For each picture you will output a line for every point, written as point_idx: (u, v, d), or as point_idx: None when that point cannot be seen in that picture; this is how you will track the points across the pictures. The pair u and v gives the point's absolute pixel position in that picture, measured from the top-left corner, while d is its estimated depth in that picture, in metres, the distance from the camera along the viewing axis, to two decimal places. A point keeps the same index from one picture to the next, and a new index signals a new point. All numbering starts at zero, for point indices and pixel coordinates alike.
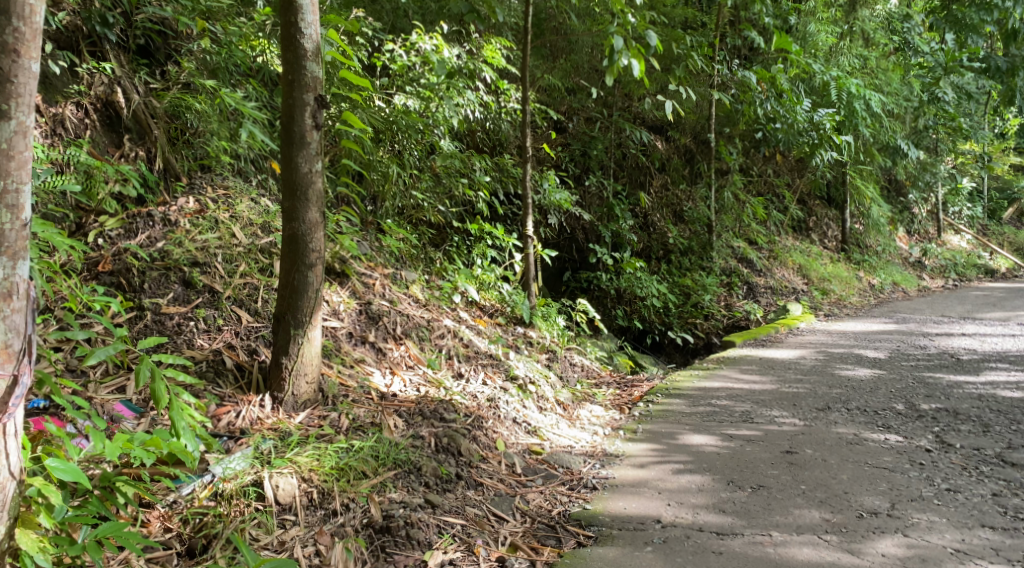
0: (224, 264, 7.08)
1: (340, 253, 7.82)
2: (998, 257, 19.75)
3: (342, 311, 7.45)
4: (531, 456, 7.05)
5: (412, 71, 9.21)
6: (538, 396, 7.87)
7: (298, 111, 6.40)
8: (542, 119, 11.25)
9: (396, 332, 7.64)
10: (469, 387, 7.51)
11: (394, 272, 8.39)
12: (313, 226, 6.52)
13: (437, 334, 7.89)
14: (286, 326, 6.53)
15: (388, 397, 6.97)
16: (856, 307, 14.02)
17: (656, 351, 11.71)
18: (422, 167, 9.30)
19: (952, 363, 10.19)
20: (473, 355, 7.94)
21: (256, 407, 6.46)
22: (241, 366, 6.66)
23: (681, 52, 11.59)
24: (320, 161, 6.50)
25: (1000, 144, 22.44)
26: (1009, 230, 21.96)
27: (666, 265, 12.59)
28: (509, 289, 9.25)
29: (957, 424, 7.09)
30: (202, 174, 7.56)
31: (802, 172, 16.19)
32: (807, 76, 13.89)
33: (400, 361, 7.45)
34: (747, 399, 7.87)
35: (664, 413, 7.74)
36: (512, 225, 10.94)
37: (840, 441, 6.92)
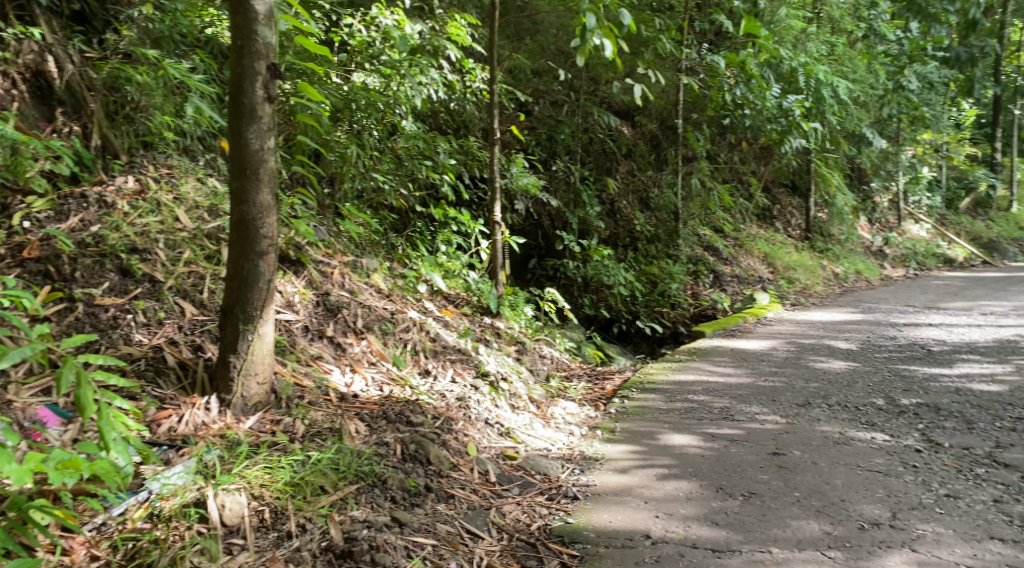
0: (166, 251, 6.63)
1: (295, 240, 7.38)
2: (957, 246, 19.62)
3: (297, 304, 7.04)
4: (505, 461, 6.69)
5: (373, 48, 8.78)
6: (510, 394, 7.50)
7: (249, 80, 5.96)
8: (509, 101, 10.88)
9: (356, 325, 7.25)
10: (436, 385, 7.15)
11: (354, 260, 7.97)
12: (264, 209, 6.09)
13: (402, 328, 7.49)
14: (235, 321, 6.11)
15: (347, 399, 6.59)
16: (822, 297, 13.80)
17: (623, 341, 11.39)
18: (382, 148, 9.03)
19: (923, 355, 9.92)
20: (439, 351, 7.53)
21: (201, 411, 6.05)
22: (185, 365, 6.23)
23: (650, 33, 11.25)
24: (272, 137, 6.06)
25: (957, 135, 22.39)
26: (966, 218, 21.43)
27: (633, 252, 12.23)
28: (476, 277, 8.94)
29: (941, 421, 6.83)
30: (143, 151, 7.11)
31: (768, 159, 15.92)
32: (775, 63, 13.64)
33: (361, 358, 7.07)
34: (725, 394, 7.58)
35: (640, 410, 7.43)
36: (478, 211, 10.56)
37: (827, 441, 6.64)
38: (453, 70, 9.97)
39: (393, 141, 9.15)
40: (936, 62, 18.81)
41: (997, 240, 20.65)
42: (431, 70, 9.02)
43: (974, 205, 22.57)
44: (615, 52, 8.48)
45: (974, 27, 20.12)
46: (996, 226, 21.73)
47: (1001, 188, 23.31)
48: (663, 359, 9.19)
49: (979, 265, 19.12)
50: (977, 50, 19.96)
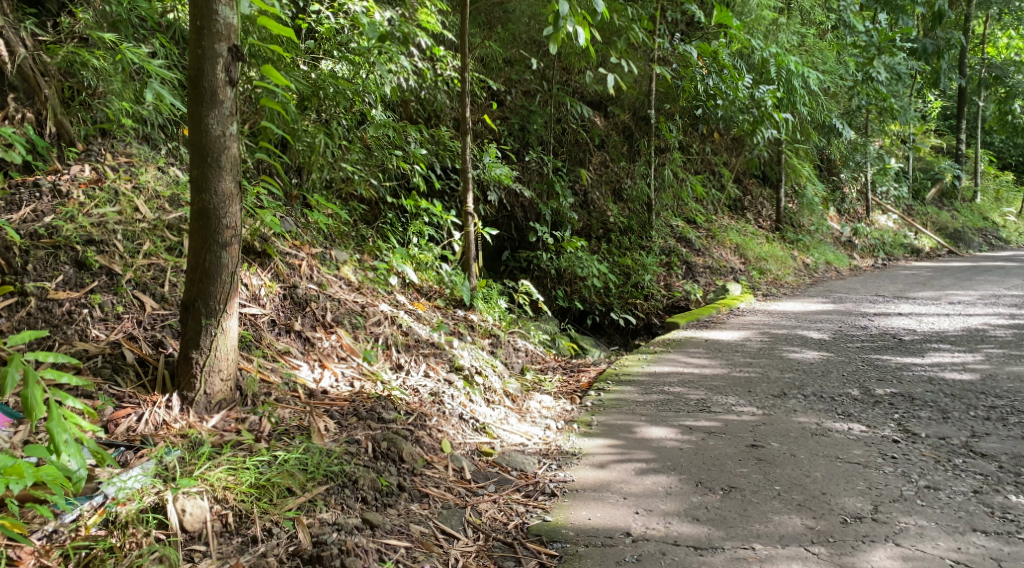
0: (125, 243, 6.46)
1: (261, 231, 7.21)
2: (923, 237, 19.71)
3: (263, 298, 6.89)
4: (480, 458, 6.57)
5: (341, 35, 8.67)
6: (484, 389, 7.39)
7: (209, 62, 5.81)
8: (481, 90, 10.73)
9: (325, 318, 7.10)
10: (408, 380, 7.01)
11: (323, 252, 7.81)
12: (226, 198, 5.94)
13: (372, 321, 7.36)
14: (197, 315, 5.95)
15: (315, 395, 6.46)
16: (792, 287, 13.79)
17: (595, 332, 11.36)
18: (351, 138, 8.85)
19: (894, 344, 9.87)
20: (411, 345, 7.39)
21: (161, 410, 5.89)
22: (144, 361, 6.07)
23: (622, 23, 11.16)
24: (234, 122, 5.92)
25: (923, 125, 22.48)
26: (932, 209, 21.51)
27: (606, 244, 12.12)
28: (448, 268, 8.84)
29: (916, 410, 6.79)
30: (100, 139, 6.90)
31: (738, 150, 15.87)
32: (747, 53, 13.56)
33: (331, 352, 6.92)
34: (700, 386, 7.50)
35: (616, 402, 7.34)
36: (450, 202, 10.43)
37: (804, 432, 6.58)
38: (423, 59, 9.91)
39: (362, 130, 8.97)
40: (905, 53, 18.84)
41: (962, 230, 20.77)
42: (402, 58, 8.93)
43: (939, 195, 22.69)
44: (588, 40, 8.42)
45: (941, 19, 20.19)
46: (961, 217, 21.86)
47: (965, 178, 23.45)
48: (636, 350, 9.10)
49: (945, 255, 19.22)
50: (944, 41, 20.03)
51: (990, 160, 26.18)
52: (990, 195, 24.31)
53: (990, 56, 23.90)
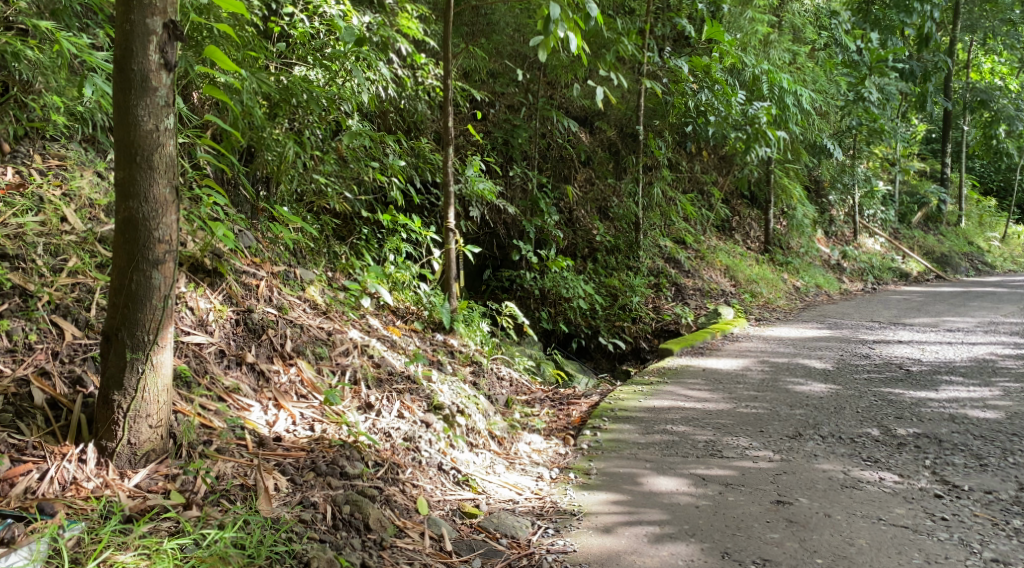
0: (46, 258, 5.82)
1: (215, 247, 6.54)
2: (911, 260, 19.15)
3: (211, 324, 6.20)
4: (464, 520, 5.88)
5: (317, 40, 8.16)
6: (467, 430, 6.71)
7: (140, 41, 5.14)
8: (464, 100, 10.05)
9: (284, 348, 6.45)
10: (378, 423, 6.31)
11: (287, 270, 7.14)
12: (159, 206, 5.27)
13: (338, 351, 6.72)
14: (120, 347, 5.26)
15: (266, 444, 5.77)
16: (785, 311, 13.16)
17: (582, 357, 10.65)
18: (325, 148, 8.28)
19: (902, 375, 9.23)
20: (381, 379, 6.71)
21: (71, 465, 5.23)
22: (57, 403, 5.40)
23: (609, 38, 10.58)
24: (168, 114, 5.25)
25: (908, 147, 21.96)
26: (919, 233, 20.95)
27: (592, 264, 11.47)
28: (427, 288, 8.17)
29: (948, 456, 6.18)
30: (26, 141, 6.22)
31: (727, 169, 15.26)
32: (738, 69, 12.91)
33: (288, 389, 6.25)
34: (706, 425, 6.84)
35: (616, 445, 6.67)
36: (430, 217, 9.78)
37: (833, 484, 5.94)
38: (403, 65, 9.33)
39: (336, 140, 8.39)
40: (895, 73, 18.26)
41: (949, 255, 20.19)
42: (381, 61, 8.42)
43: (926, 219, 22.09)
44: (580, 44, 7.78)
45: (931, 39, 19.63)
46: (947, 241, 21.30)
47: (950, 202, 22.89)
48: (631, 380, 8.43)
49: (933, 279, 18.65)
50: (934, 62, 19.47)
51: (973, 184, 25.63)
52: (974, 219, 23.75)
53: (977, 79, 23.37)
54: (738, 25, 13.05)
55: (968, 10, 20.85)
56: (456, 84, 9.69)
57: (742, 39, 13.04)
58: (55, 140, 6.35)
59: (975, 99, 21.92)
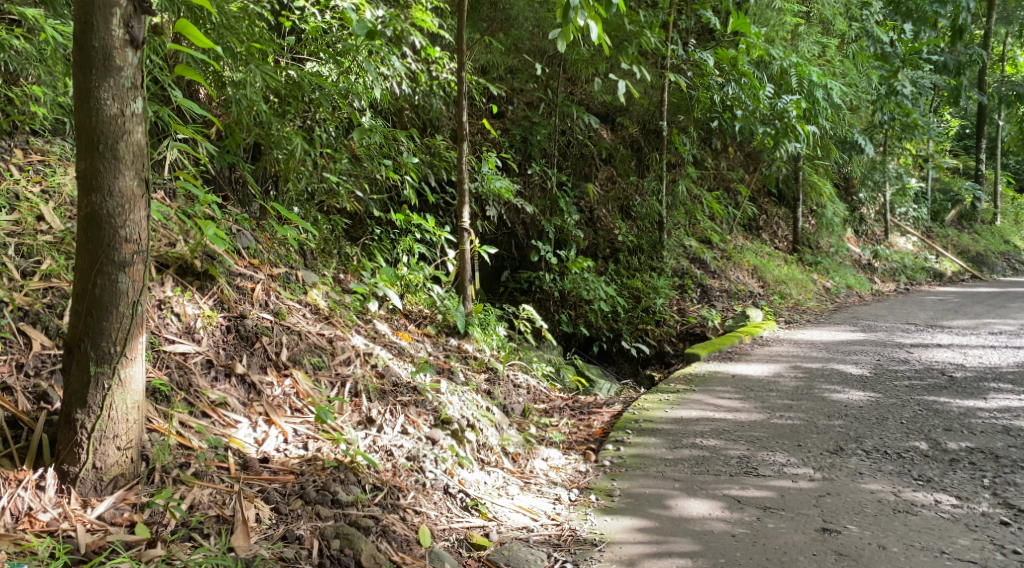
0: (18, 260, 5.50)
1: (205, 249, 6.23)
2: (945, 259, 18.53)
3: (199, 331, 5.86)
4: (471, 553, 5.48)
5: (330, 34, 7.84)
6: (478, 446, 6.35)
7: (100, 15, 4.83)
8: (481, 95, 9.64)
9: (278, 358, 6.09)
10: (379, 440, 5.95)
11: (288, 273, 6.80)
12: (125, 200, 4.96)
13: (337, 360, 6.36)
14: (84, 361, 4.94)
15: (250, 467, 5.39)
16: (815, 312, 12.66)
17: (603, 360, 10.25)
18: (337, 146, 8.01)
19: (945, 382, 8.75)
20: (384, 391, 6.33)
21: (29, 493, 4.90)
22: (18, 422, 5.06)
23: (631, 30, 10.10)
24: (135, 96, 4.94)
25: (942, 143, 21.30)
26: (951, 231, 20.32)
27: (614, 264, 11.01)
28: (440, 291, 7.80)
29: (1009, 475, 5.77)
30: (9, 135, 5.92)
31: (754, 166, 14.75)
32: (765, 62, 12.38)
33: (281, 403, 5.88)
34: (739, 438, 6.44)
35: (641, 461, 6.28)
36: (445, 217, 9.41)
37: (883, 508, 5.53)
38: (416, 60, 8.96)
39: (349, 138, 8.12)
40: (927, 68, 17.63)
41: (985, 254, 19.53)
42: (395, 57, 8.08)
43: (958, 218, 21.46)
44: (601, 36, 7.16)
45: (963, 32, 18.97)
46: (982, 239, 20.63)
47: (985, 199, 22.18)
48: (656, 387, 8.00)
49: (968, 279, 18.02)
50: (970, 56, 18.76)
51: (1007, 182, 24.93)
52: (1009, 217, 23.06)
53: (1013, 73, 22.62)
54: (767, 17, 12.46)
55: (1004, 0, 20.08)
56: (473, 78, 9.30)
57: (769, 31, 12.46)
58: (38, 135, 6.07)
59: (1011, 93, 20.88)
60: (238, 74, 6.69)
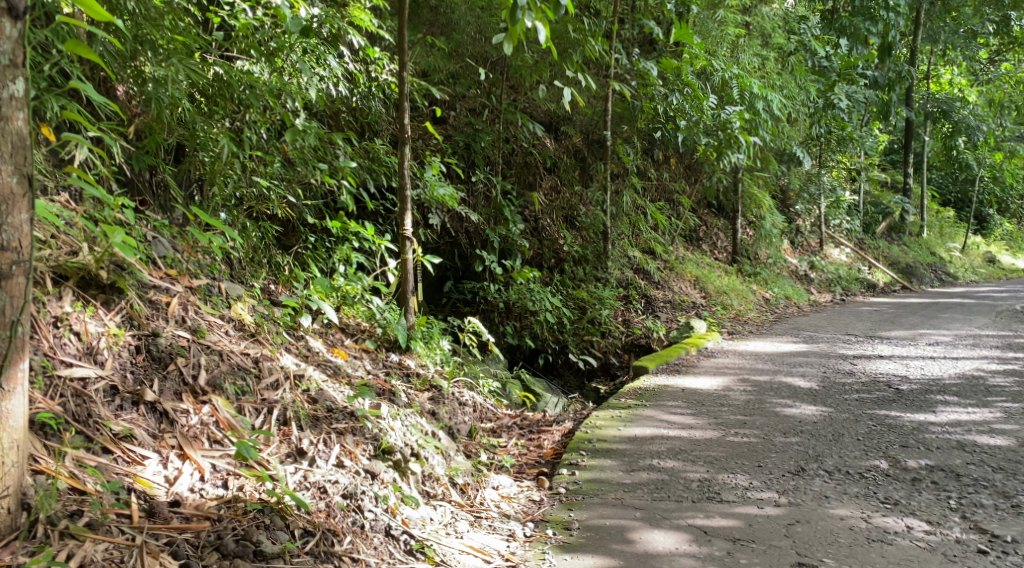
0: None
1: (113, 258, 5.75)
2: (878, 270, 18.50)
3: (102, 352, 5.43)
4: None
5: (259, 31, 7.41)
6: (422, 478, 6.02)
7: None
8: (422, 98, 9.22)
9: (196, 383, 5.66)
10: (311, 475, 5.56)
11: (209, 285, 6.34)
12: (5, 200, 4.62)
13: (263, 385, 5.94)
14: None
15: (157, 514, 5.02)
16: (758, 324, 12.45)
17: (548, 373, 9.91)
18: (269, 149, 7.63)
19: (891, 395, 8.49)
20: (315, 418, 5.96)
21: None
22: None
23: (576, 37, 9.74)
24: (14, 76, 4.61)
25: (873, 156, 21.31)
26: (882, 243, 20.32)
27: (559, 275, 10.63)
28: (382, 303, 7.43)
29: (975, 494, 5.65)
30: None
31: (695, 177, 14.35)
32: (707, 72, 12.07)
33: (198, 434, 5.47)
34: (698, 460, 6.23)
35: (597, 488, 6.04)
36: (385, 225, 8.99)
37: (857, 537, 5.35)
38: (354, 60, 8.55)
39: (282, 141, 7.75)
40: (863, 81, 17.58)
41: (914, 265, 19.57)
42: (332, 57, 7.84)
43: (888, 230, 21.48)
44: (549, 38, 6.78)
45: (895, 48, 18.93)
46: (911, 251, 20.68)
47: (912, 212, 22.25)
48: (606, 402, 7.71)
49: (900, 290, 18.03)
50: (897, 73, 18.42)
51: (931, 196, 25.14)
52: (934, 229, 23.18)
53: (941, 89, 22.72)
54: (707, 28, 12.06)
55: (928, 19, 19.78)
56: (414, 81, 8.91)
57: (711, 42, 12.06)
58: None
59: (937, 110, 21.14)
60: (158, 68, 6.34)
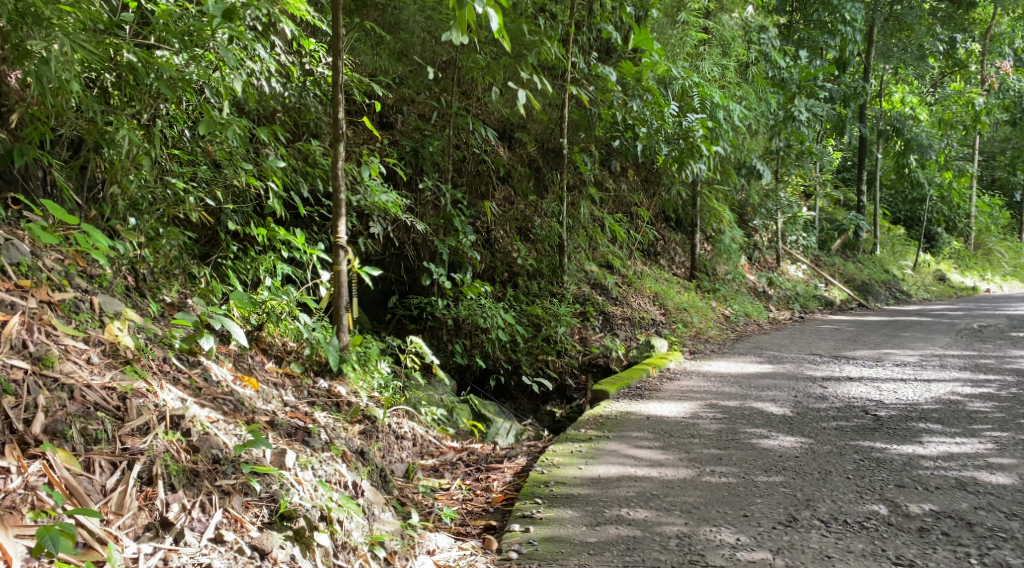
0: None
1: None
2: (834, 287, 17.84)
3: None
4: None
5: (181, 16, 6.42)
6: (341, 544, 5.27)
7: None
8: (363, 95, 8.36)
9: (30, 432, 4.92)
10: (173, 559, 4.86)
11: (76, 300, 5.62)
12: None
13: (125, 430, 5.18)
14: None
15: None
16: (720, 342, 11.71)
17: (500, 396, 9.08)
18: (192, 149, 6.84)
19: (870, 418, 7.81)
20: (194, 474, 5.20)
21: None
22: None
23: (531, 40, 8.94)
24: None
25: (829, 171, 20.68)
26: (839, 260, 19.68)
27: (512, 290, 9.79)
28: (309, 319, 6.72)
29: (998, 549, 5.13)
30: None
31: (653, 189, 13.62)
32: (666, 79, 11.21)
33: (18, 504, 4.71)
34: (673, 508, 5.59)
35: (556, 549, 5.33)
36: (319, 235, 8.14)
37: None
38: (287, 52, 7.79)
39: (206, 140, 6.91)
40: (823, 94, 16.92)
41: (869, 283, 18.98)
42: (264, 49, 7.07)
43: (843, 247, 20.88)
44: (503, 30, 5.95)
45: (852, 63, 18.22)
46: (866, 269, 20.06)
47: (866, 229, 21.68)
48: (564, 433, 6.92)
49: (856, 308, 17.38)
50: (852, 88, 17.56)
51: (884, 213, 24.57)
52: (887, 247, 22.61)
53: (896, 107, 21.93)
54: (666, 35, 11.36)
55: (882, 35, 18.79)
56: (354, 76, 8.10)
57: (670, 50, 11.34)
58: None
59: (888, 127, 20.52)
60: (40, 42, 5.55)
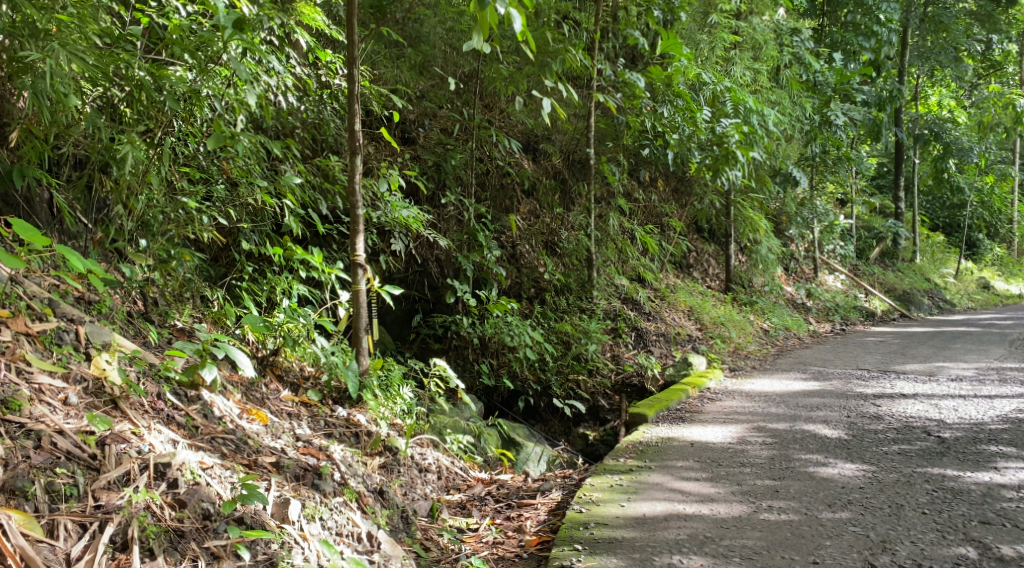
0: None
1: None
2: (875, 297, 17.12)
3: None
4: None
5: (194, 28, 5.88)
6: None
7: None
8: (380, 106, 7.86)
9: None
10: None
11: (58, 330, 5.19)
12: None
13: (100, 484, 4.72)
14: None
15: None
16: (760, 358, 11.10)
17: (530, 419, 8.60)
18: (207, 166, 6.34)
19: (933, 440, 7.19)
20: (179, 536, 4.73)
21: None
22: None
23: (554, 47, 8.41)
24: None
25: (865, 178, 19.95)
26: (877, 268, 18.96)
27: (540, 307, 9.26)
28: (325, 343, 6.24)
29: None
30: None
31: (684, 199, 13.03)
32: (697, 84, 10.62)
33: None
34: (734, 554, 5.07)
35: None
36: (337, 252, 7.67)
37: None
38: (302, 63, 7.32)
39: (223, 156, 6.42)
40: (859, 98, 16.22)
41: (910, 292, 18.25)
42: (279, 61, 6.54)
43: (882, 255, 20.14)
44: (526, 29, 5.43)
45: (887, 65, 17.52)
46: (906, 278, 19.34)
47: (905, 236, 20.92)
48: (600, 463, 6.35)
49: (899, 318, 16.65)
50: (888, 92, 16.82)
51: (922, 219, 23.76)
52: (927, 254, 21.82)
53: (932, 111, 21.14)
54: (696, 40, 10.78)
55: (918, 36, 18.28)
56: (373, 87, 7.60)
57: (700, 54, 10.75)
58: None
59: (926, 131, 19.75)
60: (35, 54, 5.08)
